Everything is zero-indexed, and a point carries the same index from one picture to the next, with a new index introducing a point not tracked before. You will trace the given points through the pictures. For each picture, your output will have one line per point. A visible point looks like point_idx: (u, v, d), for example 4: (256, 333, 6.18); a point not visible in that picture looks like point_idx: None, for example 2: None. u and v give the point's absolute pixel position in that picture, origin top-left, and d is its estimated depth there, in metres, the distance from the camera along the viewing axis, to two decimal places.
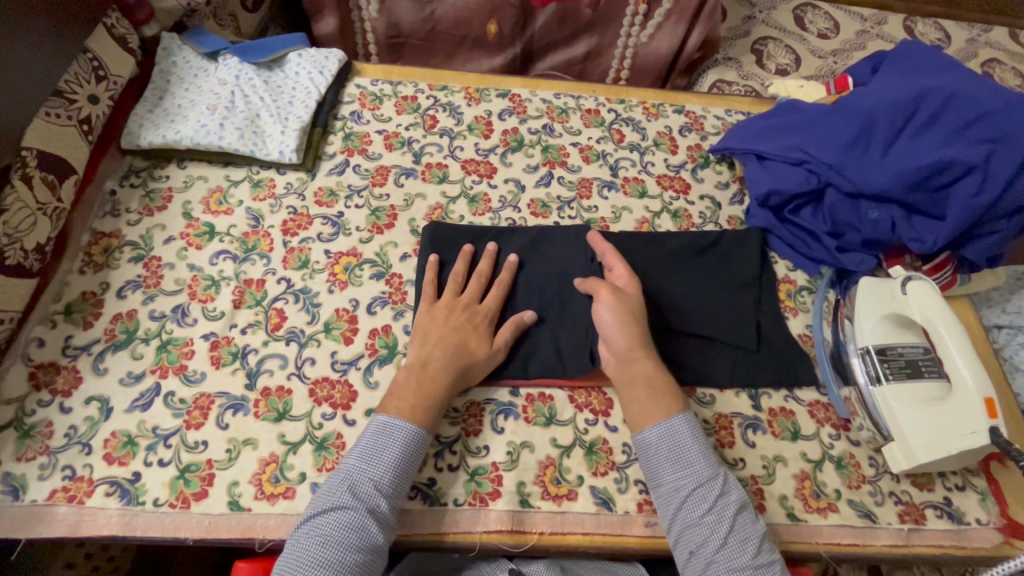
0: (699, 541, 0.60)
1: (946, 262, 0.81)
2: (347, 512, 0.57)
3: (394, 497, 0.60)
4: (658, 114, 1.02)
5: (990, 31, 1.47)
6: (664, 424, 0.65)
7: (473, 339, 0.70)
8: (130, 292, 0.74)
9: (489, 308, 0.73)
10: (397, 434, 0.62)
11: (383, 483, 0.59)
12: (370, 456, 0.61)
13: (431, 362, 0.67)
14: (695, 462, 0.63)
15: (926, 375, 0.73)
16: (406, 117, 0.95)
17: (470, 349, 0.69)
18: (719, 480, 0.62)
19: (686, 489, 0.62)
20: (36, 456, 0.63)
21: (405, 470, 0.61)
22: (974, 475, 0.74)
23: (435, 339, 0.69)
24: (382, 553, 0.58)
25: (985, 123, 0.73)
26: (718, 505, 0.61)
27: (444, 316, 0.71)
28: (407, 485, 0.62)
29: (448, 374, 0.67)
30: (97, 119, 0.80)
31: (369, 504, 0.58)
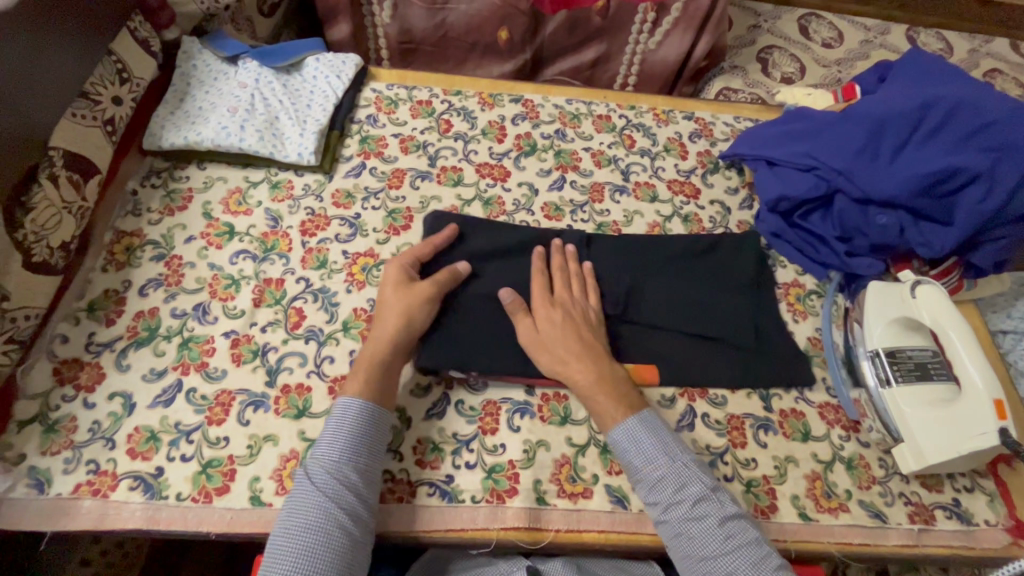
0: (684, 541, 0.60)
1: (953, 268, 0.83)
2: (304, 500, 0.57)
3: (352, 475, 0.60)
4: (669, 121, 1.04)
5: (991, 42, 1.50)
6: (617, 429, 0.66)
7: (386, 294, 0.73)
8: (152, 290, 0.76)
9: (400, 261, 0.76)
10: (340, 416, 0.63)
11: (336, 464, 0.60)
12: (320, 443, 0.62)
13: (382, 331, 0.70)
14: (652, 459, 0.64)
15: (935, 377, 0.74)
16: (421, 121, 0.97)
17: (384, 300, 0.72)
18: (677, 475, 0.62)
19: (649, 488, 0.63)
20: (61, 450, 0.64)
21: (357, 448, 0.61)
22: (982, 477, 0.75)
23: (382, 305, 0.72)
24: (354, 532, 0.57)
25: (990, 132, 0.75)
26: (678, 498, 0.61)
27: (396, 285, 0.74)
28: (366, 463, 0.61)
29: (390, 340, 0.69)
30: (120, 120, 0.82)
31: (324, 486, 0.58)
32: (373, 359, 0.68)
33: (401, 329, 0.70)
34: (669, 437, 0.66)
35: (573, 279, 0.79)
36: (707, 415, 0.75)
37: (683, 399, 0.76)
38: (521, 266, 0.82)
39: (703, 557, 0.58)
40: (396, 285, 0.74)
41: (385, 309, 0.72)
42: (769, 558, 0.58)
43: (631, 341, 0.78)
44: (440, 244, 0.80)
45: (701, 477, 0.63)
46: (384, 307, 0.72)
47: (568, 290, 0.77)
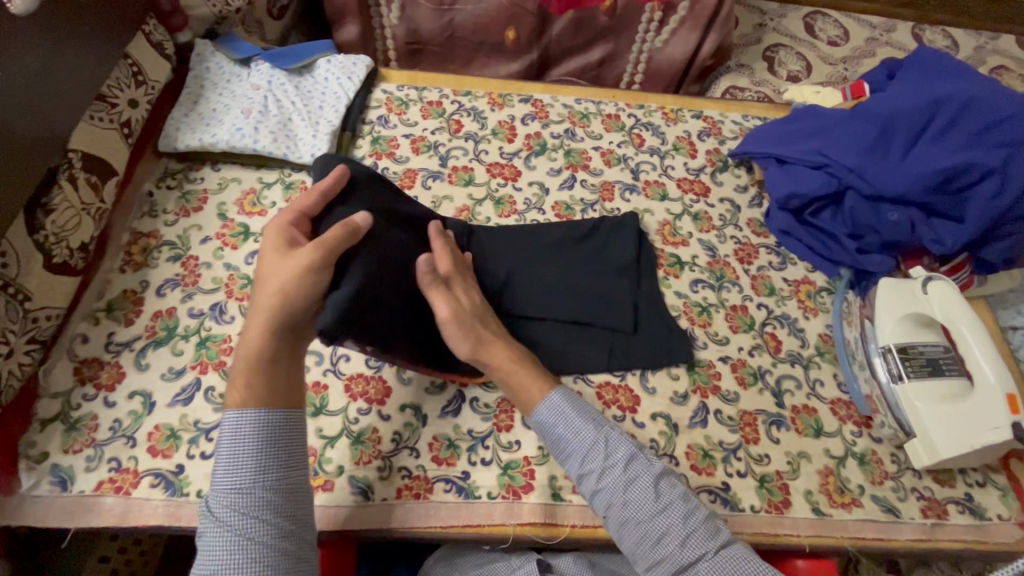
0: (620, 508, 0.60)
1: (964, 264, 0.83)
2: (225, 526, 0.52)
3: (269, 483, 0.55)
4: (677, 120, 1.04)
5: (998, 38, 1.50)
6: (541, 408, 0.65)
7: (268, 268, 0.60)
8: (169, 290, 0.76)
9: (280, 223, 0.62)
10: (236, 428, 0.55)
11: (247, 480, 0.54)
12: (224, 461, 0.55)
13: (260, 317, 0.59)
14: (580, 434, 0.63)
15: (947, 372, 0.75)
16: (431, 122, 0.98)
17: (265, 276, 0.59)
18: (604, 443, 0.62)
19: (580, 464, 0.62)
20: (83, 448, 0.65)
21: (266, 454, 0.56)
22: (994, 472, 0.75)
23: (264, 281, 0.59)
24: (290, 533, 0.54)
25: (1001, 129, 0.76)
26: (608, 467, 0.61)
27: (275, 253, 0.60)
28: (280, 464, 0.56)
29: (267, 330, 0.58)
30: (136, 123, 0.83)
31: (243, 507, 0.53)
32: (256, 357, 0.58)
33: (279, 315, 0.58)
34: (585, 409, 0.66)
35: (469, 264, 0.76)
36: (720, 412, 0.75)
37: (696, 396, 0.76)
38: (533, 265, 0.82)
39: (639, 520, 0.59)
40: (274, 250, 0.60)
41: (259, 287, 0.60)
42: (697, 507, 0.60)
43: (616, 346, 0.78)
44: (329, 192, 0.65)
45: (623, 443, 0.63)
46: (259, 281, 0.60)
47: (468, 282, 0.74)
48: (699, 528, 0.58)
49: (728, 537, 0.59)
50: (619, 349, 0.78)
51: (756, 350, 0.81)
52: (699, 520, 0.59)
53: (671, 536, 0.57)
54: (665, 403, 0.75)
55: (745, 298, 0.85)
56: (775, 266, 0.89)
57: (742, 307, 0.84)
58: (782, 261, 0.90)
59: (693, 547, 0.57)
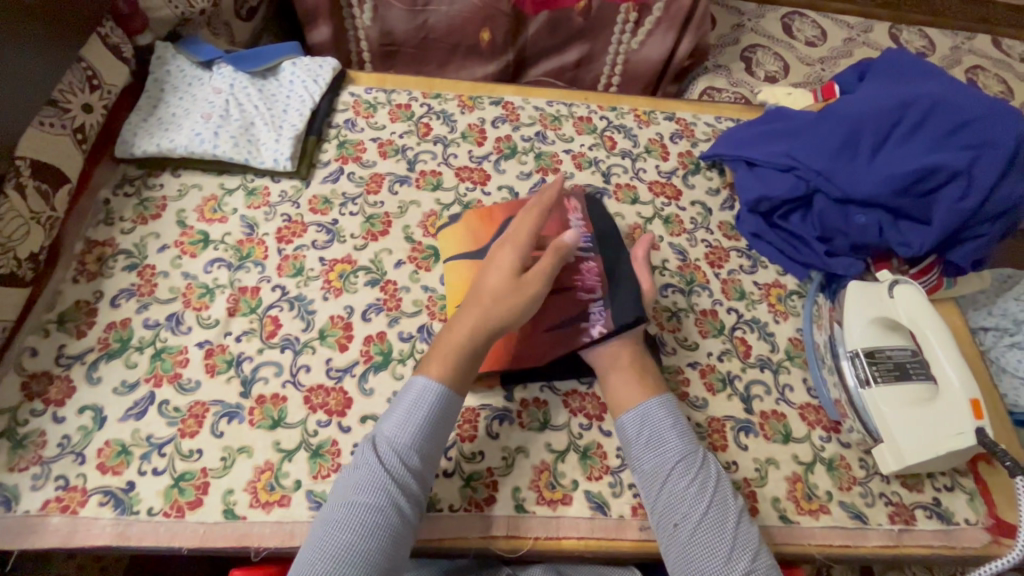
0: (687, 519, 0.59)
1: (932, 267, 0.83)
2: (371, 475, 0.56)
3: (419, 460, 0.58)
4: (650, 122, 1.03)
5: (974, 38, 1.50)
6: (641, 405, 0.66)
7: (491, 278, 0.67)
8: (124, 300, 0.74)
9: (517, 241, 0.69)
10: (422, 394, 0.61)
11: (407, 446, 0.58)
12: (393, 420, 0.60)
13: (466, 310, 0.66)
14: (678, 439, 0.64)
15: (914, 377, 0.73)
16: (400, 125, 0.96)
17: (485, 288, 0.67)
18: (698, 456, 0.63)
19: (663, 466, 0.62)
20: (29, 466, 0.63)
21: (424, 436, 0.59)
22: (962, 476, 0.75)
23: (483, 288, 0.67)
24: (410, 516, 0.56)
25: (967, 131, 0.76)
26: (700, 476, 0.61)
27: (499, 268, 0.67)
28: (435, 449, 0.60)
29: (475, 324, 0.64)
30: (91, 128, 0.80)
31: (392, 467, 0.57)
32: (458, 349, 0.64)
33: (487, 311, 0.65)
34: (689, 426, 0.67)
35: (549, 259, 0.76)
36: (688, 419, 0.74)
37: None
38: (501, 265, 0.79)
39: (708, 538, 0.58)
40: (507, 250, 0.69)
41: (483, 284, 0.68)
42: (767, 550, 0.59)
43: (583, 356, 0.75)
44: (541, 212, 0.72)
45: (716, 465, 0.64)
46: (484, 279, 0.68)
47: (573, 274, 0.76)
48: (766, 567, 0.57)
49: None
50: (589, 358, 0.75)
51: (725, 355, 0.80)
52: (769, 563, 0.58)
53: (740, 560, 0.57)
54: None
55: (715, 303, 0.84)
56: (746, 269, 0.88)
57: (712, 312, 0.83)
58: (753, 264, 0.89)
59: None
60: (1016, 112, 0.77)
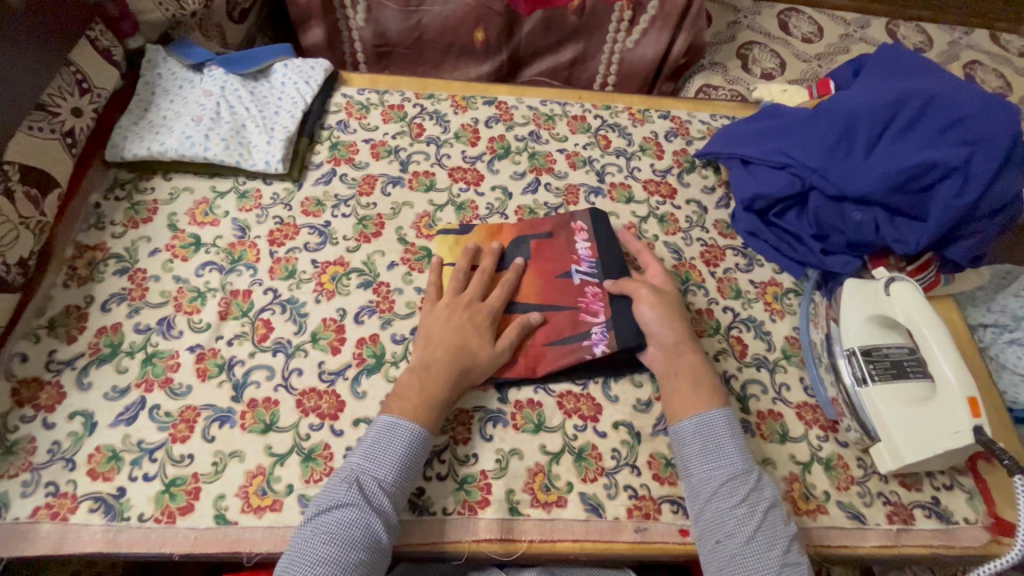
0: (732, 536, 0.59)
1: (929, 263, 0.82)
2: (350, 509, 0.57)
3: (398, 491, 0.60)
4: (644, 120, 1.03)
5: (971, 33, 1.49)
6: (702, 416, 0.66)
7: (472, 339, 0.69)
8: (115, 305, 0.74)
9: (490, 306, 0.73)
10: (395, 429, 0.62)
11: (387, 480, 0.60)
12: (370, 454, 0.61)
13: (433, 361, 0.67)
14: (733, 457, 0.64)
15: (912, 375, 0.73)
16: (392, 126, 0.96)
17: (472, 350, 0.69)
18: (753, 475, 0.63)
19: (717, 481, 0.63)
20: (19, 473, 0.62)
21: (402, 469, 0.61)
22: (961, 474, 0.74)
23: (460, 345, 0.69)
24: (385, 548, 0.58)
25: (963, 127, 0.75)
26: (752, 498, 0.61)
27: (476, 329, 0.71)
28: (410, 480, 0.62)
29: (453, 382, 0.67)
30: (80, 132, 0.80)
31: (371, 500, 0.58)
32: (433, 403, 0.65)
33: (455, 364, 0.67)
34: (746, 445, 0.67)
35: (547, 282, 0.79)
36: None
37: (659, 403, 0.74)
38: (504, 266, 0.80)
39: (755, 558, 0.58)
40: (461, 304, 0.72)
41: (437, 338, 0.69)
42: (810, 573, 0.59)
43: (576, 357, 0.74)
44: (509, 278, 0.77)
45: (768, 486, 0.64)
46: (437, 334, 0.70)
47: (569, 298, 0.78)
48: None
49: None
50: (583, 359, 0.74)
51: (721, 355, 0.79)
52: None
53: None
54: (628, 411, 0.73)
55: (711, 302, 0.83)
56: (741, 268, 0.88)
57: (707, 311, 0.83)
58: (749, 263, 0.88)
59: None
60: (1011, 107, 0.77)
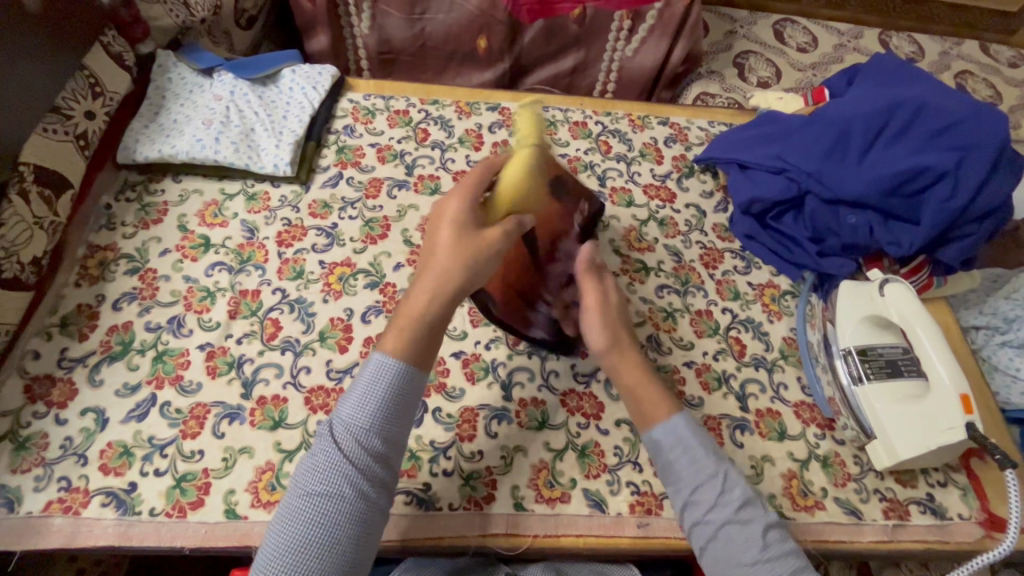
0: (709, 540, 0.59)
1: (922, 266, 0.84)
2: (323, 462, 0.53)
3: (381, 438, 0.55)
4: (644, 126, 1.05)
5: (962, 44, 1.53)
6: (659, 428, 0.64)
7: (467, 237, 0.64)
8: (126, 304, 0.75)
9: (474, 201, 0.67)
10: (375, 372, 0.56)
11: (363, 426, 0.54)
12: (349, 401, 0.55)
13: (436, 270, 0.61)
14: (703, 461, 0.62)
15: (906, 373, 0.75)
16: (398, 131, 0.98)
17: (472, 253, 0.63)
18: (720, 477, 0.61)
19: (686, 493, 0.62)
20: (32, 468, 0.63)
21: (381, 413, 0.55)
22: (954, 471, 0.76)
23: (446, 245, 0.63)
24: (374, 499, 0.53)
25: (952, 133, 0.78)
26: (725, 500, 0.60)
27: (467, 230, 0.64)
28: (394, 425, 0.56)
29: (447, 292, 0.61)
30: (93, 135, 0.81)
31: (351, 453, 0.53)
32: (424, 318, 0.60)
33: (463, 275, 0.62)
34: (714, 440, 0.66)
35: None
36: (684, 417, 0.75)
37: None
38: None
39: (739, 562, 0.57)
40: (460, 204, 0.67)
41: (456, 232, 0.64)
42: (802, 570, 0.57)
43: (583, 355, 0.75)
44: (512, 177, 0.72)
45: (743, 485, 0.61)
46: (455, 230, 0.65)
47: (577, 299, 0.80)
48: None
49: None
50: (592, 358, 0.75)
51: (720, 354, 0.81)
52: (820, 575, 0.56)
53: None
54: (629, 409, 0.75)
55: (710, 303, 0.85)
56: (740, 270, 0.90)
57: (707, 312, 0.84)
58: (746, 265, 0.90)
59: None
60: (1000, 114, 0.79)
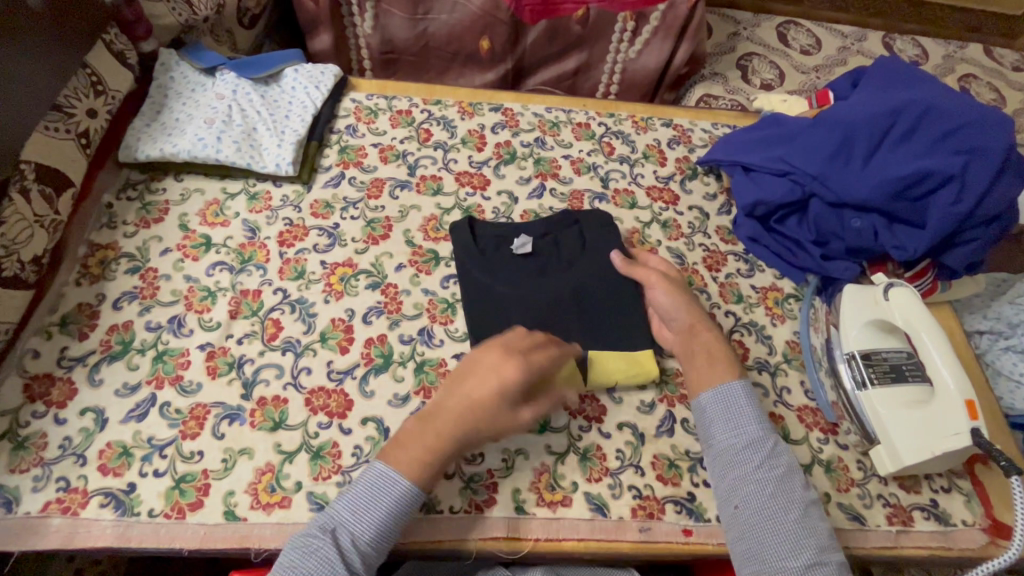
0: (749, 498, 0.62)
1: (927, 270, 0.84)
2: (323, 569, 0.54)
3: (372, 555, 0.57)
4: (647, 128, 1.04)
5: (966, 47, 1.52)
6: (720, 388, 0.68)
7: (493, 390, 0.62)
8: (127, 303, 0.75)
9: (526, 368, 0.65)
10: (386, 490, 0.58)
11: (364, 539, 0.57)
12: (353, 506, 0.58)
13: (448, 416, 0.62)
14: (751, 426, 0.66)
15: (910, 379, 0.74)
16: (401, 131, 0.97)
17: (486, 410, 0.62)
18: (768, 443, 0.65)
19: (736, 449, 0.65)
20: (30, 468, 0.63)
21: (384, 530, 0.58)
22: (959, 477, 0.75)
23: (475, 400, 0.62)
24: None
25: (959, 136, 0.77)
26: (770, 463, 0.64)
27: (495, 387, 0.62)
28: (386, 544, 0.59)
29: (458, 440, 0.61)
30: (95, 133, 0.81)
31: (345, 563, 0.55)
32: (432, 454, 0.60)
33: (480, 428, 0.62)
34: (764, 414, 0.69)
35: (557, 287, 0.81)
36: (687, 420, 0.75)
37: (662, 405, 0.76)
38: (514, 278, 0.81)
39: (775, 524, 0.60)
40: (494, 375, 0.63)
41: (533, 357, 0.66)
42: (834, 551, 0.60)
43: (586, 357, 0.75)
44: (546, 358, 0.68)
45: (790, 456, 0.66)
46: (531, 350, 0.67)
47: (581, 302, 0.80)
48: (828, 563, 0.59)
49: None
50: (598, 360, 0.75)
51: None
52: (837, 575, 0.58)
53: (805, 554, 0.58)
54: (631, 412, 0.75)
55: (713, 306, 0.85)
56: (743, 273, 0.89)
57: (710, 315, 0.84)
58: (750, 268, 0.90)
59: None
60: (1006, 118, 0.79)
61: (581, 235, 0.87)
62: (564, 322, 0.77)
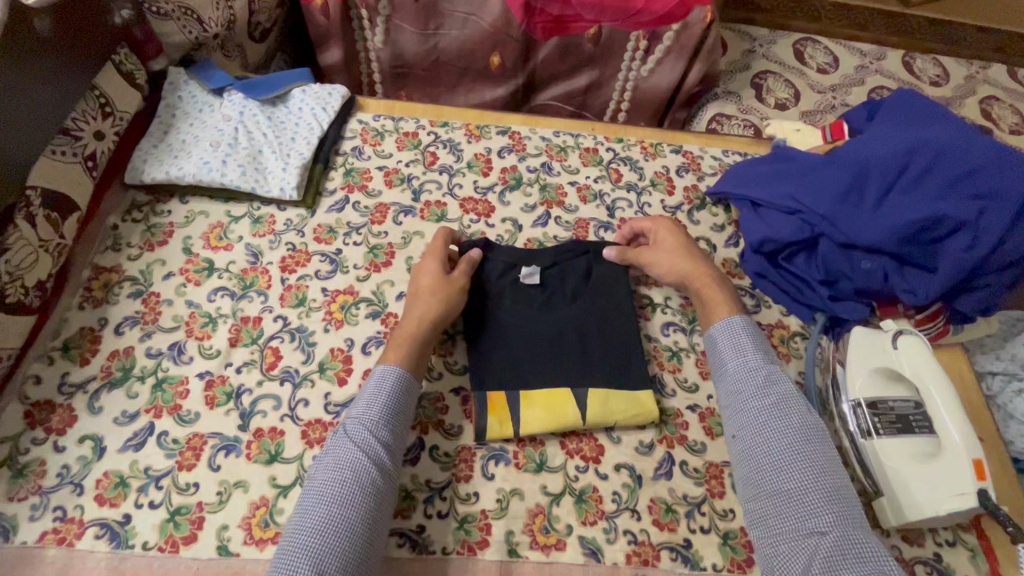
0: (744, 427, 0.67)
1: (937, 314, 0.81)
2: (341, 453, 0.61)
3: (388, 432, 0.64)
4: (656, 154, 1.03)
5: (988, 68, 1.49)
6: (720, 323, 0.75)
7: (424, 277, 0.77)
8: (128, 328, 0.75)
9: (436, 255, 0.80)
10: (380, 378, 0.67)
11: (373, 422, 0.63)
12: (359, 403, 0.65)
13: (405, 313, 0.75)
14: (753, 357, 0.71)
15: (917, 430, 0.72)
16: (406, 153, 0.97)
17: (422, 289, 0.76)
18: (766, 371, 0.69)
19: (733, 382, 0.70)
20: (28, 496, 0.64)
21: (389, 413, 0.65)
22: (965, 531, 0.74)
23: (418, 289, 0.76)
24: (382, 484, 0.60)
25: (973, 181, 0.75)
26: (769, 394, 0.67)
27: (426, 273, 0.78)
28: (401, 422, 0.65)
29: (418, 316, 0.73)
30: (102, 155, 0.81)
31: (361, 441, 0.62)
32: (406, 337, 0.71)
33: (432, 304, 0.74)
34: (770, 346, 0.74)
35: (558, 321, 0.80)
36: (685, 463, 0.74)
37: (660, 446, 0.75)
38: (515, 311, 0.81)
39: (768, 450, 0.64)
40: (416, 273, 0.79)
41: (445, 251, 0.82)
42: (832, 474, 0.62)
43: (586, 398, 0.74)
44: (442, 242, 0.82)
45: (789, 383, 0.69)
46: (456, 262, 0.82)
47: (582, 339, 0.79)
48: (825, 490, 0.60)
49: (852, 516, 0.59)
50: (598, 401, 0.74)
51: None
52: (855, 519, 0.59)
53: (800, 479, 0.61)
54: (630, 453, 0.74)
55: None
56: (749, 309, 0.88)
57: None
58: (756, 304, 0.88)
59: (814, 500, 0.59)
60: None
61: (584, 266, 0.86)
62: (564, 361, 0.77)
